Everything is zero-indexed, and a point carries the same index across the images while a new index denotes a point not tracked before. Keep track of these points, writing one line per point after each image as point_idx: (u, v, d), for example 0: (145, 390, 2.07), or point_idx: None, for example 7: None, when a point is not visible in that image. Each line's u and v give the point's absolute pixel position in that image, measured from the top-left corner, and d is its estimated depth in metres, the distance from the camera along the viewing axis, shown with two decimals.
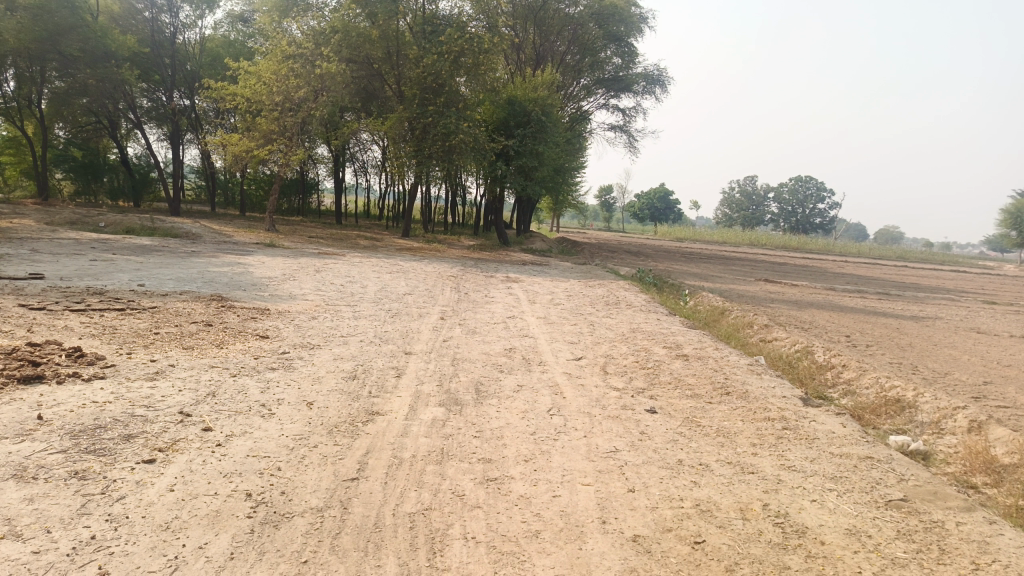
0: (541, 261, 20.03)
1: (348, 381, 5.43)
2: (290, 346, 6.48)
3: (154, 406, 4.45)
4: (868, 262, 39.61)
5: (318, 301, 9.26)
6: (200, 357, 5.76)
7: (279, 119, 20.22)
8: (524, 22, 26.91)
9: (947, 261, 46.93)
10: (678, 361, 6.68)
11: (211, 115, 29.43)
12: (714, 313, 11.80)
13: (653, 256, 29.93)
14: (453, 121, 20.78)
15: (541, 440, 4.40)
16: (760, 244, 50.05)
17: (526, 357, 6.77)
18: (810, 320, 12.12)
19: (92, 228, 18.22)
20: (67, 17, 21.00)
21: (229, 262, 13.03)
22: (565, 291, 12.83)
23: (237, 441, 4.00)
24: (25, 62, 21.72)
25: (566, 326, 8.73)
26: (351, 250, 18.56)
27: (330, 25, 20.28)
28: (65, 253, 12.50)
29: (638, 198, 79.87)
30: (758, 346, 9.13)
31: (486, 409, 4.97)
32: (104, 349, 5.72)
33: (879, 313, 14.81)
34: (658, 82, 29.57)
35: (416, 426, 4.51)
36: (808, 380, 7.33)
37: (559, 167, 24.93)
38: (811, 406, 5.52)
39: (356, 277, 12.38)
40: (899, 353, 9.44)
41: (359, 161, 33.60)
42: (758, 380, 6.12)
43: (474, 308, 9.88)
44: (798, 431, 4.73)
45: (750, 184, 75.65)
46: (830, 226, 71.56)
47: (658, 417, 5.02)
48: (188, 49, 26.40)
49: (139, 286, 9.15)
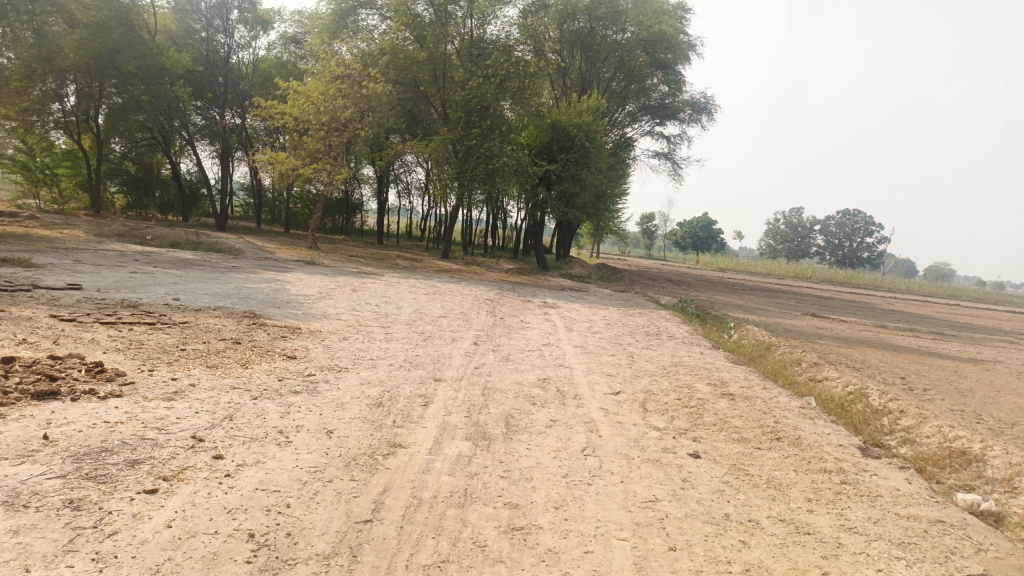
0: (579, 288, 19.69)
1: (372, 409, 5.15)
2: (316, 368, 6.24)
3: (166, 428, 4.23)
4: (919, 299, 38.25)
5: (350, 321, 9.07)
6: (223, 377, 5.55)
7: (324, 138, 20.28)
8: (570, 47, 26.91)
9: (1004, 301, 45.05)
10: (723, 401, 6.24)
11: (260, 133, 29.90)
12: (760, 348, 11.28)
13: (695, 286, 29.34)
14: (497, 143, 20.64)
15: (574, 485, 4.05)
16: (806, 277, 48.86)
17: (561, 389, 6.42)
18: (862, 360, 11.50)
19: (138, 241, 18.49)
20: (124, 34, 21.42)
21: (266, 279, 12.96)
22: (604, 319, 12.46)
23: (248, 472, 3.74)
24: (85, 78, 22.27)
25: (604, 357, 8.35)
26: (390, 270, 18.55)
27: (379, 47, 20.41)
28: (106, 264, 12.56)
29: (681, 226, 79.17)
30: (808, 387, 8.61)
31: (515, 446, 4.64)
32: (126, 365, 5.55)
33: (935, 354, 14.07)
34: (705, 110, 29.16)
35: (440, 462, 4.21)
36: (863, 426, 6.84)
37: (601, 193, 24.66)
38: (870, 457, 5.06)
39: (392, 298, 12.19)
40: (960, 399, 8.84)
41: (403, 183, 33.84)
42: (811, 425, 5.66)
43: (510, 335, 9.58)
44: (858, 487, 4.29)
45: (796, 215, 74.21)
46: (879, 261, 69.70)
47: (701, 463, 4.64)
48: (241, 69, 26.91)
49: (173, 301, 9.06)
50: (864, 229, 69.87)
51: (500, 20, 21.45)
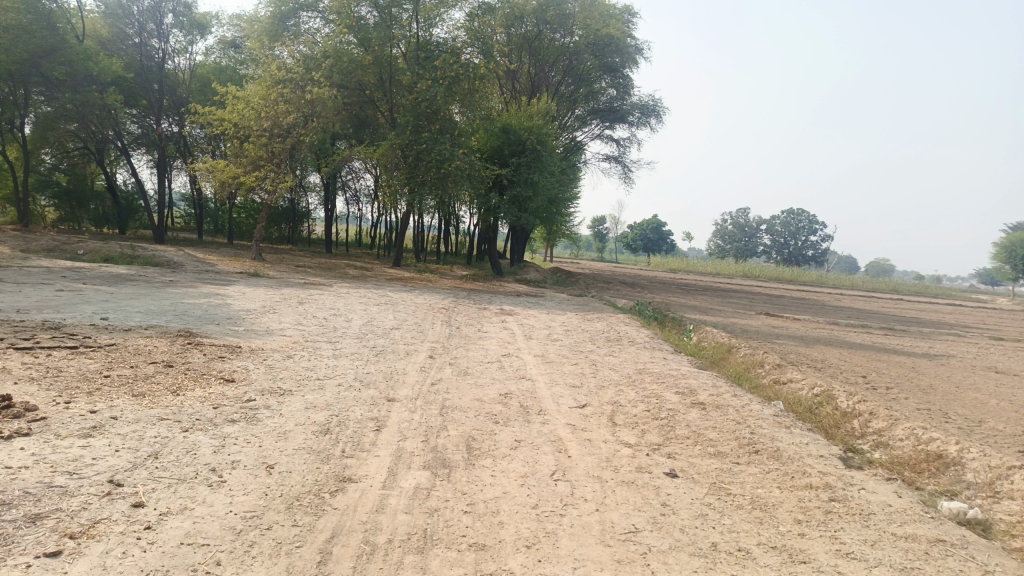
0: (536, 293, 19.40)
1: (318, 437, 4.67)
2: (257, 392, 5.71)
3: (80, 471, 3.69)
4: (864, 295, 39.13)
5: (296, 337, 8.51)
6: (150, 407, 4.98)
7: (267, 144, 19.61)
8: (518, 52, 26.67)
9: (942, 294, 46.51)
10: (694, 411, 5.93)
11: (199, 141, 28.80)
12: (720, 351, 11.09)
13: (650, 288, 29.40)
14: (448, 147, 20.18)
15: (545, 518, 3.65)
16: (754, 276, 49.67)
17: (524, 405, 6.02)
18: (822, 359, 11.41)
19: (69, 256, 17.48)
20: (48, 38, 20.35)
21: (206, 293, 12.26)
22: (562, 325, 12.14)
23: (172, 522, 3.25)
24: (9, 85, 21.08)
25: (566, 366, 7.98)
26: (339, 280, 17.94)
27: (322, 50, 19.83)
28: (30, 282, 11.73)
29: (631, 229, 79.88)
30: (774, 391, 8.38)
31: (478, 474, 4.23)
32: (38, 397, 4.93)
33: (890, 350, 14.12)
34: (654, 112, 29.15)
35: (395, 498, 3.77)
36: (835, 431, 6.62)
37: (554, 198, 24.45)
38: (853, 469, 4.78)
39: (342, 310, 11.63)
40: (923, 397, 8.74)
41: (351, 190, 33.15)
42: (789, 436, 5.37)
43: (467, 346, 9.15)
44: (848, 505, 4.00)
45: (742, 216, 75.41)
46: (823, 258, 71.35)
47: (679, 483, 4.30)
48: (178, 76, 26.04)
49: (101, 321, 8.39)
50: (808, 228, 71.54)
51: (446, 23, 21.05)
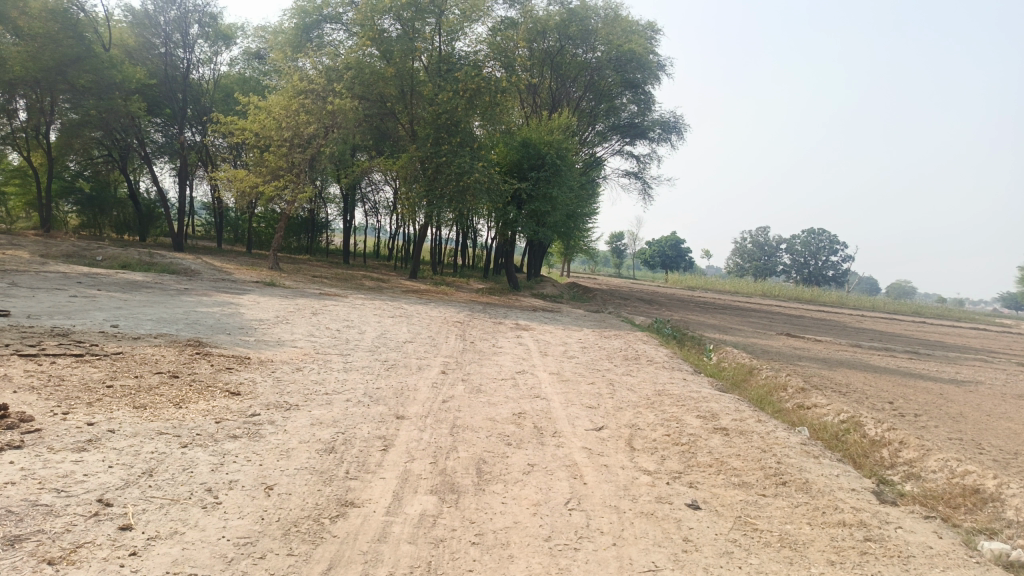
0: (552, 308, 19.17)
1: (322, 457, 4.46)
2: (262, 406, 5.52)
3: (68, 489, 3.49)
4: (886, 317, 38.44)
5: (307, 349, 8.33)
6: (149, 420, 4.79)
7: (287, 155, 19.65)
8: (540, 66, 26.60)
9: (966, 318, 45.67)
10: (717, 437, 5.67)
11: (221, 150, 28.98)
12: (741, 372, 10.79)
13: (668, 305, 29.06)
14: (468, 160, 20.01)
15: (558, 552, 3.41)
16: (773, 295, 49.10)
17: (538, 426, 5.78)
18: (847, 383, 11.04)
19: (87, 262, 17.47)
20: (74, 46, 20.53)
21: (219, 302, 12.14)
22: (579, 341, 11.88)
23: (160, 548, 3.04)
24: (36, 93, 21.28)
25: (582, 386, 7.72)
26: (355, 291, 17.82)
27: (344, 62, 19.80)
28: (45, 287, 11.67)
29: (650, 245, 79.50)
30: (798, 416, 8.06)
31: (488, 501, 4.00)
32: (36, 408, 4.76)
33: (916, 375, 13.70)
34: (675, 129, 28.89)
35: (399, 526, 3.54)
36: (863, 461, 6.32)
37: (572, 213, 24.23)
38: (888, 505, 4.48)
39: (355, 322, 11.47)
40: (954, 426, 8.38)
41: (371, 202, 33.20)
42: (817, 466, 5.09)
43: (481, 361, 8.92)
44: (885, 545, 3.72)
45: (762, 234, 74.76)
46: (844, 279, 70.48)
47: (702, 516, 4.03)
48: (202, 85, 26.28)
49: (111, 328, 8.27)
50: (829, 248, 70.70)
51: (469, 36, 20.96)
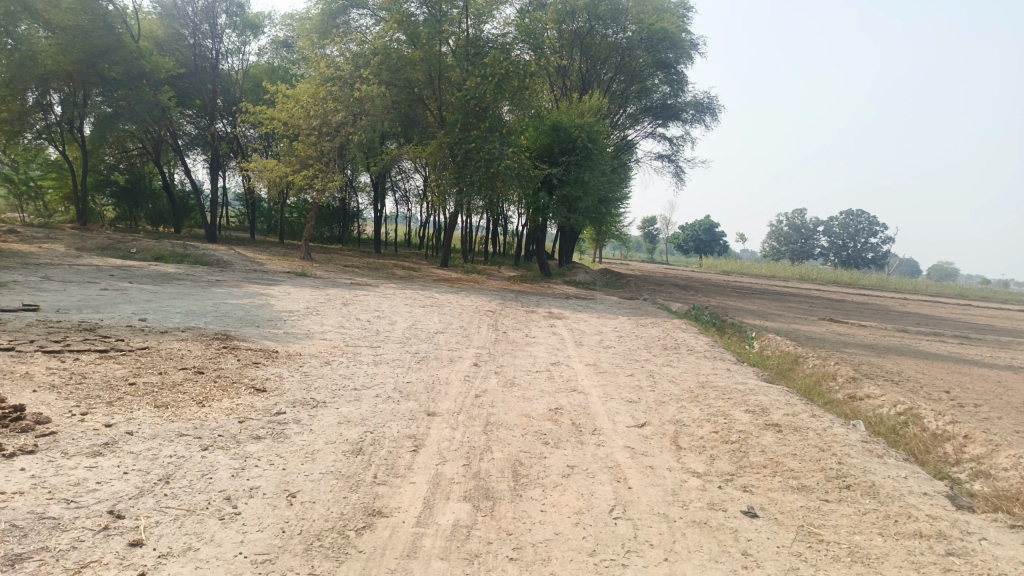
0: (586, 296, 18.76)
1: (349, 459, 4.19)
2: (287, 403, 5.28)
3: (78, 499, 3.27)
4: (930, 300, 37.17)
5: (336, 341, 8.10)
6: (170, 421, 4.58)
7: (315, 143, 19.45)
8: (570, 49, 26.12)
9: (1013, 299, 43.98)
10: (769, 434, 5.29)
11: (252, 141, 29.05)
12: (786, 360, 10.33)
13: (704, 290, 28.43)
14: (497, 146, 19.66)
15: (605, 569, 3.09)
16: (811, 279, 48.00)
17: (577, 422, 5.46)
18: (898, 372, 10.49)
19: (121, 255, 17.53)
20: (103, 38, 20.61)
21: (249, 293, 12.01)
22: (615, 330, 11.52)
23: (171, 567, 2.80)
24: (69, 87, 21.40)
25: (621, 377, 7.38)
26: (385, 280, 17.64)
27: (371, 47, 19.55)
28: (77, 280, 11.65)
29: (683, 229, 78.39)
30: (851, 407, 7.61)
31: (526, 508, 3.70)
32: (53, 408, 4.57)
33: (968, 361, 13.04)
34: (709, 110, 28.07)
35: (431, 539, 3.26)
36: (926, 457, 5.88)
37: (604, 198, 23.74)
38: (967, 512, 4.08)
39: (386, 312, 11.24)
40: (1017, 417, 7.86)
41: (401, 190, 33.06)
42: (882, 467, 4.70)
43: (514, 352, 8.61)
44: (971, 561, 3.34)
45: (799, 216, 73.13)
46: (884, 261, 68.67)
47: (760, 525, 3.69)
48: (232, 76, 26.34)
49: (139, 322, 8.14)
50: (868, 230, 68.85)
51: (498, 19, 20.49)
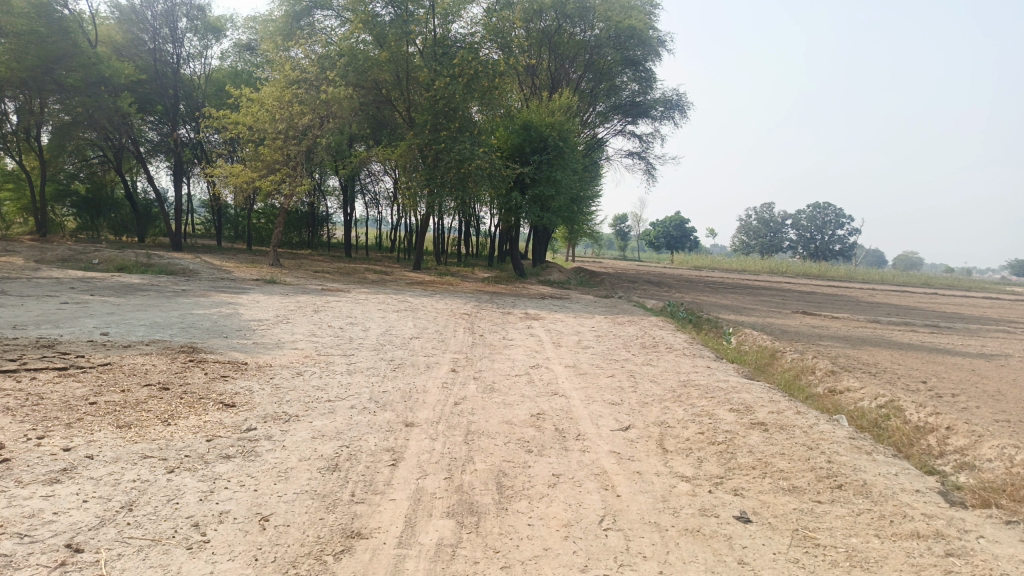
0: (561, 295, 18.64)
1: (324, 477, 4.00)
2: (258, 419, 5.05)
3: (32, 533, 3.04)
4: (897, 290, 37.73)
5: (308, 351, 7.85)
6: (134, 442, 4.34)
7: (283, 147, 19.11)
8: (538, 48, 26.02)
9: (976, 287, 44.90)
10: (756, 433, 5.19)
11: (217, 146, 28.49)
12: (763, 355, 10.30)
13: (677, 286, 28.53)
14: (468, 146, 19.48)
15: None
16: (781, 272, 48.52)
17: (559, 428, 5.31)
18: (875, 363, 10.51)
19: (83, 266, 17.01)
20: (59, 43, 19.95)
21: (217, 303, 11.68)
22: (592, 330, 11.40)
23: None
24: (25, 94, 20.72)
25: (602, 379, 7.24)
26: (357, 285, 17.35)
27: (337, 49, 19.18)
28: (36, 294, 11.23)
29: (654, 226, 78.84)
30: (832, 402, 7.57)
31: (513, 522, 3.54)
32: (7, 433, 4.30)
33: (941, 350, 13.16)
34: (678, 107, 28.18)
35: (413, 561, 3.08)
36: (910, 450, 5.83)
37: (576, 197, 23.69)
38: (961, 509, 4.01)
39: (359, 318, 11.00)
40: (994, 405, 7.88)
41: (371, 193, 32.70)
42: (872, 464, 4.62)
43: (492, 356, 8.43)
44: (971, 561, 3.26)
45: (767, 211, 73.94)
46: (850, 253, 69.72)
47: (755, 531, 3.57)
48: (195, 81, 25.81)
49: (101, 336, 7.82)
50: (834, 222, 69.85)
51: (466, 18, 20.26)
